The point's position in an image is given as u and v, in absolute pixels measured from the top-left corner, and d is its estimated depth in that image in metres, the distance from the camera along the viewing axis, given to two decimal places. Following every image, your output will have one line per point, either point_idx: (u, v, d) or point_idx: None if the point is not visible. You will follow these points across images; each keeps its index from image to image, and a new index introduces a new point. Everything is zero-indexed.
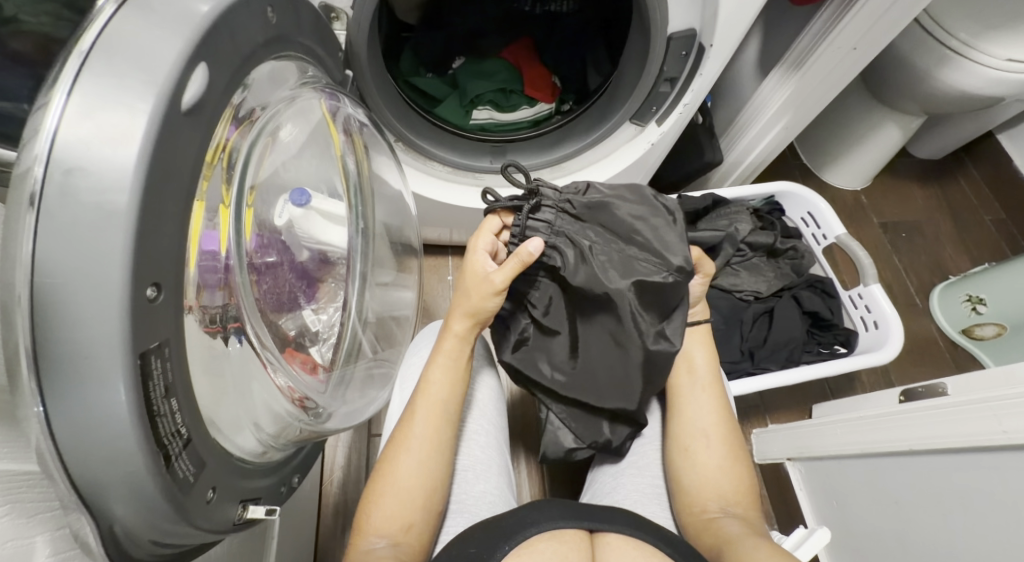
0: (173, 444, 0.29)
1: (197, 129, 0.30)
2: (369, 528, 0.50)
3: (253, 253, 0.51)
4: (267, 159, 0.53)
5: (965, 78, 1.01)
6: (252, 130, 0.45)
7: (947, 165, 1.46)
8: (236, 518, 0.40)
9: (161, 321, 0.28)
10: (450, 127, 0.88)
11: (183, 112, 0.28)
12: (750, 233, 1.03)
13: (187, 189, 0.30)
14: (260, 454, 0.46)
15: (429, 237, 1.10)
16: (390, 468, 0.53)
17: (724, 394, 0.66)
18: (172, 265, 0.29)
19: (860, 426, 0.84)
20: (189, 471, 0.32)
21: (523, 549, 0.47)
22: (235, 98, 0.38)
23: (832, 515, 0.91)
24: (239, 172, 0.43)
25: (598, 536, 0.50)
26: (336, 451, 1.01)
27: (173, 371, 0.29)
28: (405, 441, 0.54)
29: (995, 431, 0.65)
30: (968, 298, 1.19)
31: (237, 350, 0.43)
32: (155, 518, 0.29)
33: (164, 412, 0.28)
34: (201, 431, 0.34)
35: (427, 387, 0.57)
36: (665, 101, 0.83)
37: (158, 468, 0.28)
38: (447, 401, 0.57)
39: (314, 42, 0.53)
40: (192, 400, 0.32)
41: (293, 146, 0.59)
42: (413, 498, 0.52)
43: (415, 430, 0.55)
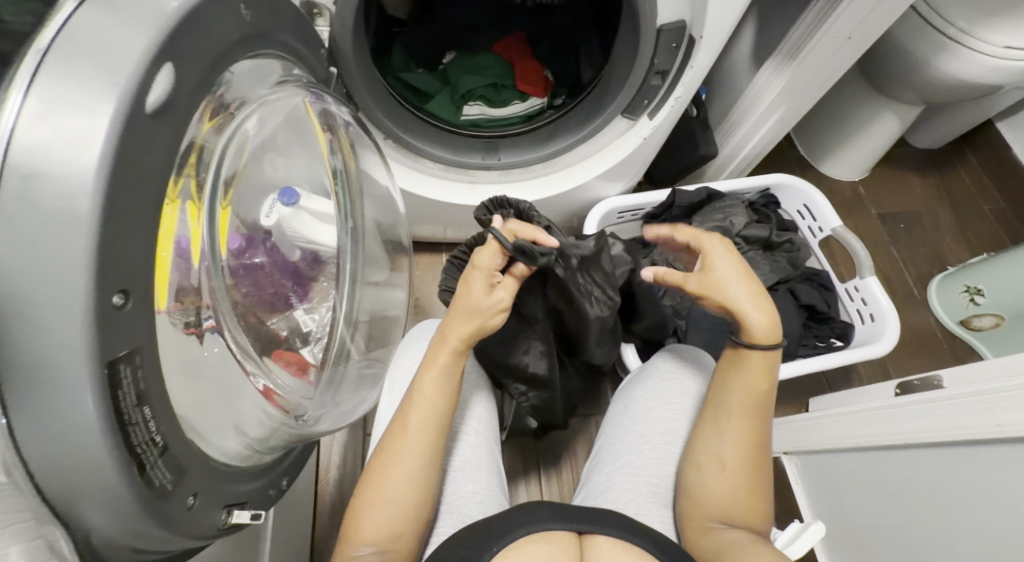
0: (148, 453, 0.29)
1: (165, 131, 0.29)
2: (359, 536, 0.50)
3: (230, 254, 0.51)
4: (247, 154, 0.52)
5: (962, 67, 1.00)
6: (227, 130, 0.44)
7: (948, 155, 1.45)
8: (221, 523, 0.40)
9: (131, 328, 0.27)
10: (441, 123, 0.87)
11: (149, 115, 0.27)
12: (745, 226, 1.02)
13: (157, 193, 0.29)
14: (245, 458, 0.46)
15: (422, 234, 1.09)
16: (382, 477, 0.53)
17: (762, 424, 0.61)
18: (141, 271, 0.28)
19: (856, 419, 0.84)
20: (168, 479, 0.31)
21: (514, 549, 0.47)
22: (207, 99, 0.38)
23: (830, 508, 0.91)
24: (214, 172, 0.42)
25: (587, 536, 0.50)
26: (331, 451, 1.01)
27: (146, 378, 0.29)
28: (399, 452, 0.53)
29: (989, 424, 0.64)
30: (966, 289, 1.18)
31: (215, 353, 0.43)
32: (135, 528, 0.29)
33: (137, 421, 0.28)
34: (179, 439, 0.33)
35: (414, 398, 0.56)
36: (657, 93, 0.82)
37: (133, 476, 0.27)
38: (437, 405, 0.56)
39: (294, 38, 0.53)
40: (169, 407, 0.32)
41: (274, 144, 0.59)
42: (400, 509, 0.51)
43: (408, 440, 0.54)
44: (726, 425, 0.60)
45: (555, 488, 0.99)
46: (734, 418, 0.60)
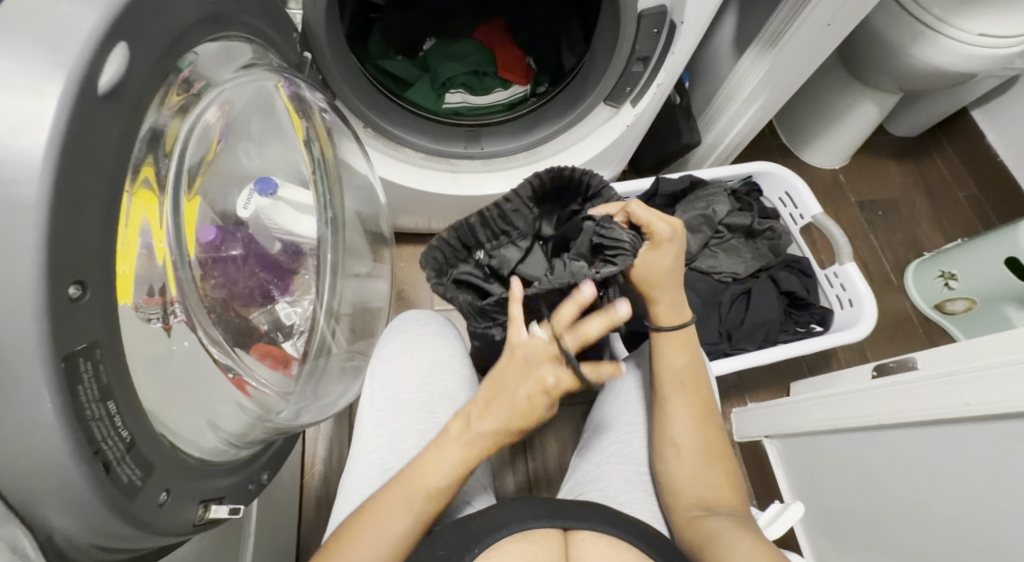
0: (113, 448, 0.29)
1: (117, 114, 0.29)
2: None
3: (200, 248, 0.49)
4: (214, 141, 0.51)
5: (937, 55, 1.01)
6: (189, 115, 0.43)
7: (925, 142, 1.47)
8: (197, 519, 0.41)
9: (88, 320, 0.27)
10: (422, 111, 0.86)
11: (100, 96, 0.27)
12: (728, 214, 1.03)
13: (111, 179, 0.29)
14: (221, 453, 0.46)
15: (405, 225, 1.08)
16: (360, 525, 0.49)
17: (703, 396, 0.62)
18: (98, 262, 0.28)
19: (833, 403, 0.86)
20: (133, 474, 0.31)
21: (493, 551, 0.48)
22: (166, 83, 0.37)
23: (809, 489, 0.93)
24: (178, 163, 0.41)
25: (572, 533, 0.51)
26: (316, 445, 1.00)
27: (108, 373, 0.29)
28: (386, 507, 0.49)
29: (958, 404, 0.66)
30: (941, 274, 1.20)
31: (185, 348, 0.42)
32: (98, 523, 0.28)
33: (100, 417, 0.28)
34: (145, 434, 0.33)
35: (422, 477, 0.50)
36: (638, 81, 0.81)
37: (96, 474, 0.27)
38: (445, 490, 0.51)
39: (262, 22, 0.51)
40: (135, 402, 0.32)
41: (242, 130, 0.57)
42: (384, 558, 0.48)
43: (413, 507, 0.49)
44: (671, 406, 0.61)
45: (541, 477, 0.99)
46: (676, 396, 0.61)
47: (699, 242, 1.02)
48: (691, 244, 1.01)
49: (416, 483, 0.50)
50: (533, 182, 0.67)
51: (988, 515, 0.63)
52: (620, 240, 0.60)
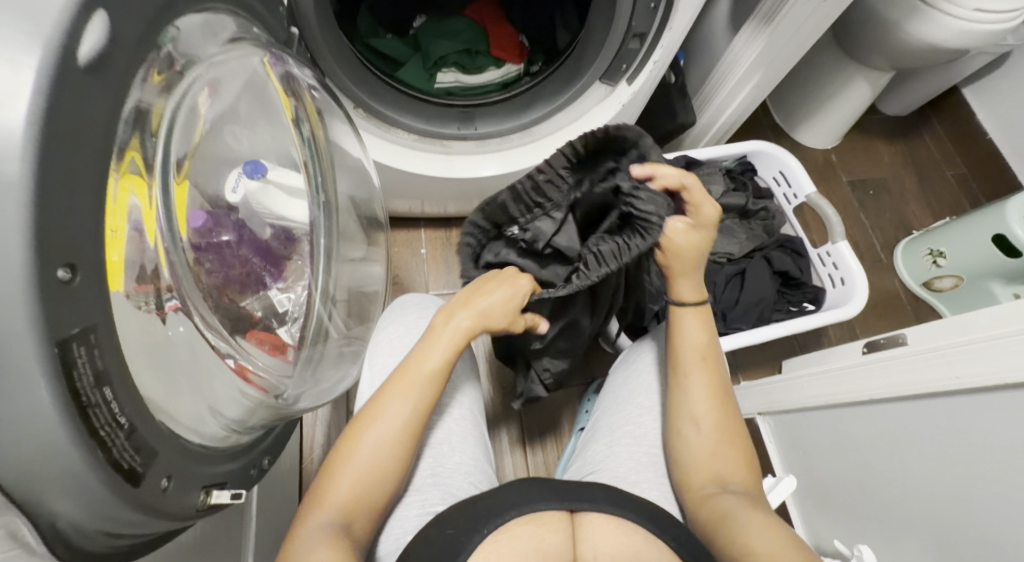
0: (113, 435, 0.28)
1: (101, 87, 0.28)
2: (339, 491, 0.51)
3: (193, 232, 0.49)
4: (202, 122, 0.49)
5: (932, 31, 1.01)
6: (175, 92, 0.42)
7: (915, 121, 1.47)
8: (201, 504, 0.41)
9: (82, 304, 0.27)
10: (413, 91, 0.85)
11: (82, 68, 0.26)
12: (722, 195, 1.02)
13: (99, 157, 0.28)
14: (222, 439, 0.45)
15: (398, 209, 1.07)
16: (354, 443, 0.54)
17: (721, 376, 0.63)
18: (88, 246, 0.27)
19: (825, 379, 0.87)
20: (133, 459, 0.31)
21: (501, 533, 0.49)
22: (149, 59, 0.35)
23: (801, 464, 0.94)
24: (165, 146, 0.40)
25: (579, 515, 0.52)
26: (314, 432, 1.00)
27: (103, 357, 0.28)
28: (373, 418, 0.55)
29: (948, 377, 0.67)
30: (929, 252, 1.21)
31: (180, 334, 0.41)
32: (100, 508, 0.28)
33: (97, 403, 0.27)
34: (145, 419, 0.33)
35: (412, 375, 0.58)
36: (635, 58, 0.80)
37: (96, 459, 0.27)
38: (425, 389, 0.58)
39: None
40: (133, 387, 0.32)
41: (231, 109, 0.56)
42: (370, 471, 0.53)
43: (406, 400, 0.56)
44: (690, 383, 0.62)
45: (539, 457, 1.00)
46: (695, 373, 0.63)
47: None
48: None
49: (406, 381, 0.57)
50: (567, 152, 0.60)
51: (976, 487, 0.65)
52: (648, 215, 0.60)
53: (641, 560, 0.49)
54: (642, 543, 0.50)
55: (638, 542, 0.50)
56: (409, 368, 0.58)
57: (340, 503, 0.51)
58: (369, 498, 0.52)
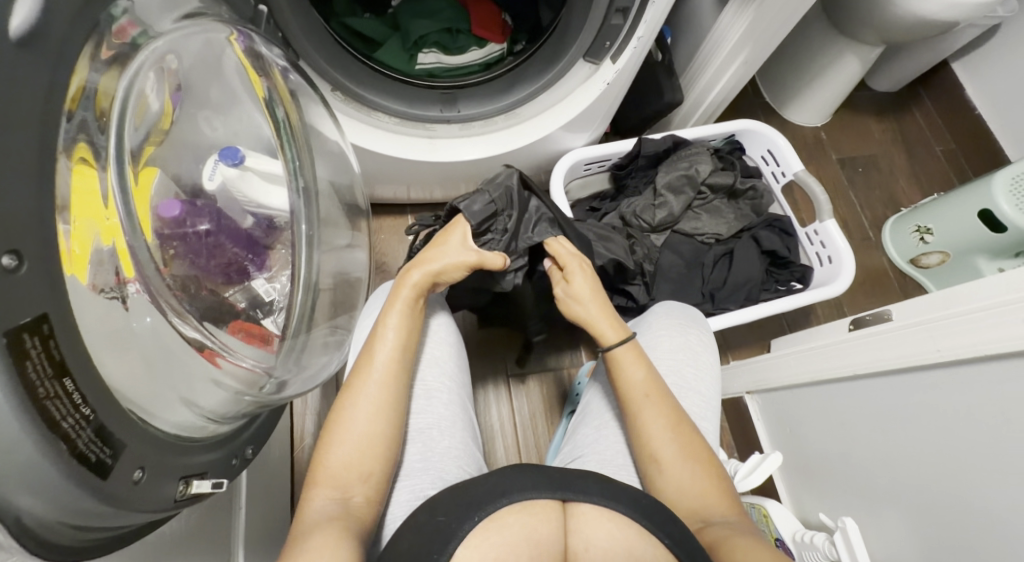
0: (74, 426, 0.29)
1: (37, 65, 0.27)
2: (332, 463, 0.54)
3: (163, 222, 0.48)
4: (165, 110, 0.49)
5: (921, 3, 1.00)
6: (129, 72, 0.40)
7: (904, 96, 1.46)
8: (179, 495, 0.41)
9: (29, 293, 0.27)
10: (393, 73, 0.83)
11: (14, 43, 0.26)
12: (710, 174, 1.02)
13: (41, 140, 0.28)
14: (198, 429, 0.45)
15: (384, 195, 1.05)
16: (345, 417, 0.57)
17: (672, 404, 0.64)
18: (33, 231, 0.27)
19: (811, 356, 0.87)
20: (100, 449, 0.31)
21: (492, 521, 0.49)
22: (95, 37, 0.34)
23: (787, 439, 0.95)
24: (118, 136, 0.39)
25: (571, 505, 0.52)
26: (305, 419, 1.00)
27: (61, 349, 0.29)
28: (357, 390, 0.58)
29: (930, 350, 0.67)
30: (916, 229, 1.21)
31: (148, 324, 0.41)
32: (64, 498, 0.29)
33: (57, 395, 0.28)
34: (110, 410, 0.33)
35: (373, 352, 0.61)
36: (618, 34, 0.78)
37: (58, 453, 0.28)
38: (398, 350, 0.61)
39: None
40: (99, 380, 0.32)
41: (192, 95, 0.54)
42: (363, 440, 0.56)
43: (373, 376, 0.59)
44: (646, 420, 0.62)
45: (529, 440, 1.00)
46: (648, 409, 0.63)
47: (682, 203, 1.02)
48: (674, 206, 1.01)
49: (369, 359, 0.60)
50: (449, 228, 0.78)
51: (954, 460, 0.66)
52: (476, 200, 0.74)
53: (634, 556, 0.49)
54: (636, 537, 0.51)
55: (633, 537, 0.50)
56: (383, 328, 0.62)
57: (335, 473, 0.54)
58: (363, 465, 0.55)
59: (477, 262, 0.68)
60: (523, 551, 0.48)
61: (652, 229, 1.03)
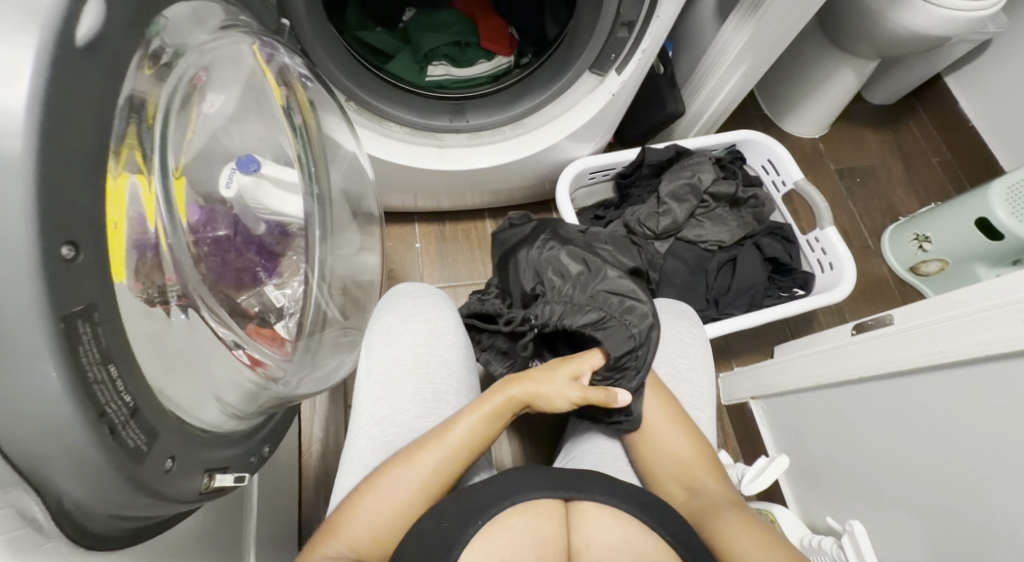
0: (118, 413, 0.30)
1: (97, 69, 0.29)
2: (355, 525, 0.52)
3: (193, 226, 0.50)
4: (197, 121, 0.51)
5: (914, 19, 1.03)
6: (167, 82, 0.42)
7: (900, 108, 1.49)
8: (203, 488, 0.42)
9: (83, 282, 0.28)
10: (404, 84, 0.86)
11: (78, 48, 0.28)
12: (713, 183, 1.05)
13: (97, 140, 0.30)
14: (223, 425, 0.46)
15: (392, 204, 1.07)
16: (383, 478, 0.55)
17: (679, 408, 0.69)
18: (88, 224, 0.29)
19: (815, 360, 0.89)
20: (138, 439, 0.32)
21: (497, 523, 0.50)
22: (141, 48, 0.36)
23: (793, 443, 0.96)
24: (159, 142, 0.41)
25: (573, 504, 0.54)
26: (313, 425, 1.01)
27: (106, 336, 0.30)
28: (410, 463, 0.56)
29: (933, 351, 0.69)
30: (915, 237, 1.24)
31: (183, 321, 0.43)
32: (102, 484, 0.30)
33: (102, 380, 0.29)
34: (147, 402, 0.34)
35: (446, 433, 0.58)
36: (623, 47, 0.81)
37: (102, 437, 0.28)
38: (464, 443, 0.58)
39: None
40: (137, 371, 0.34)
41: (228, 112, 0.58)
42: (391, 511, 0.54)
43: (433, 454, 0.57)
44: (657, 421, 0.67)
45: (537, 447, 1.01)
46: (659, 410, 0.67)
47: (685, 211, 1.03)
48: (678, 214, 1.03)
49: (439, 437, 0.58)
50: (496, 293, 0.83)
51: (961, 461, 0.67)
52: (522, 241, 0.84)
53: (636, 550, 0.50)
54: (636, 531, 0.52)
55: (634, 531, 0.52)
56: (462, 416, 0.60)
57: (354, 537, 0.52)
58: (384, 534, 0.53)
59: (580, 398, 0.64)
60: (529, 552, 0.49)
61: (656, 236, 1.05)
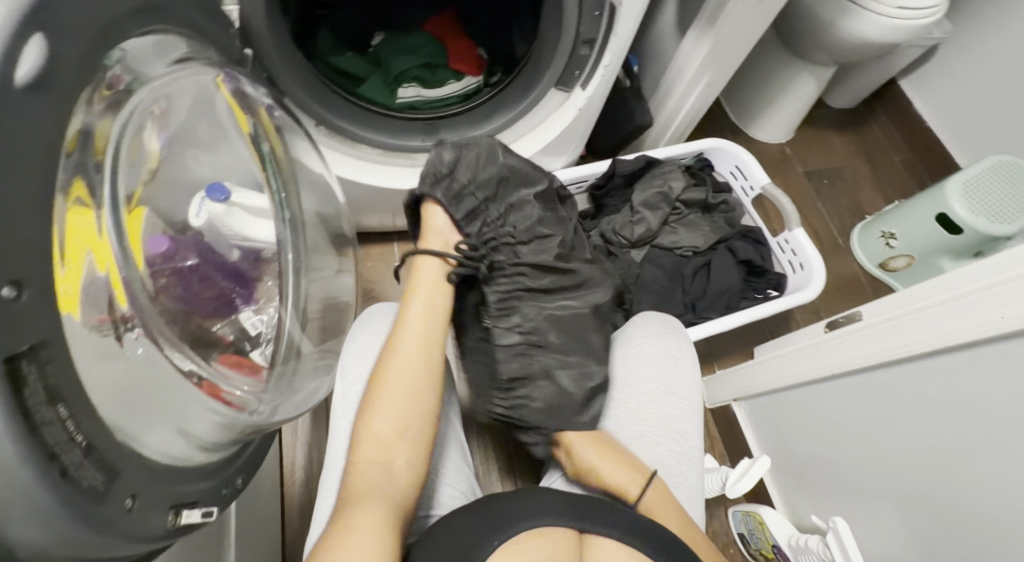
0: (69, 453, 0.29)
1: (42, 105, 0.29)
2: (377, 430, 0.57)
3: (153, 257, 0.50)
4: (155, 138, 0.51)
5: (864, 27, 1.08)
6: (120, 114, 0.42)
7: (861, 112, 1.54)
8: (170, 524, 0.40)
9: (28, 320, 0.28)
10: (375, 107, 0.87)
11: (21, 86, 0.28)
12: (684, 190, 1.08)
13: (42, 178, 0.29)
14: (189, 459, 0.45)
15: (370, 225, 1.07)
16: (378, 389, 0.60)
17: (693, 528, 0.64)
18: (33, 262, 0.29)
19: (790, 359, 0.90)
20: (94, 477, 0.31)
21: (512, 543, 0.49)
22: (93, 81, 0.36)
23: (776, 443, 0.97)
24: (111, 176, 0.41)
25: (586, 536, 0.53)
26: (296, 452, 0.99)
27: (56, 375, 0.29)
28: (388, 367, 0.61)
29: (898, 346, 0.71)
30: (882, 234, 1.27)
31: (140, 354, 0.42)
32: (59, 531, 0.28)
33: (52, 420, 0.28)
34: (103, 441, 0.33)
35: (401, 332, 0.65)
36: (586, 64, 0.82)
37: (54, 482, 0.27)
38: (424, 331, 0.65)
39: (193, 14, 0.51)
40: (91, 409, 0.33)
41: (190, 140, 0.58)
42: (400, 408, 0.58)
43: (401, 351, 0.63)
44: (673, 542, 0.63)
45: (524, 463, 1.01)
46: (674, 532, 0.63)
47: (659, 219, 1.05)
48: (652, 221, 1.05)
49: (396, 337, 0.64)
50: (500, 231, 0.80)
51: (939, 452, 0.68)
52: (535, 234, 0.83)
53: None
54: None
55: None
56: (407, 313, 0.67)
57: (380, 438, 0.56)
58: (402, 427, 0.58)
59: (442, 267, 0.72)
60: None
61: (631, 244, 1.07)
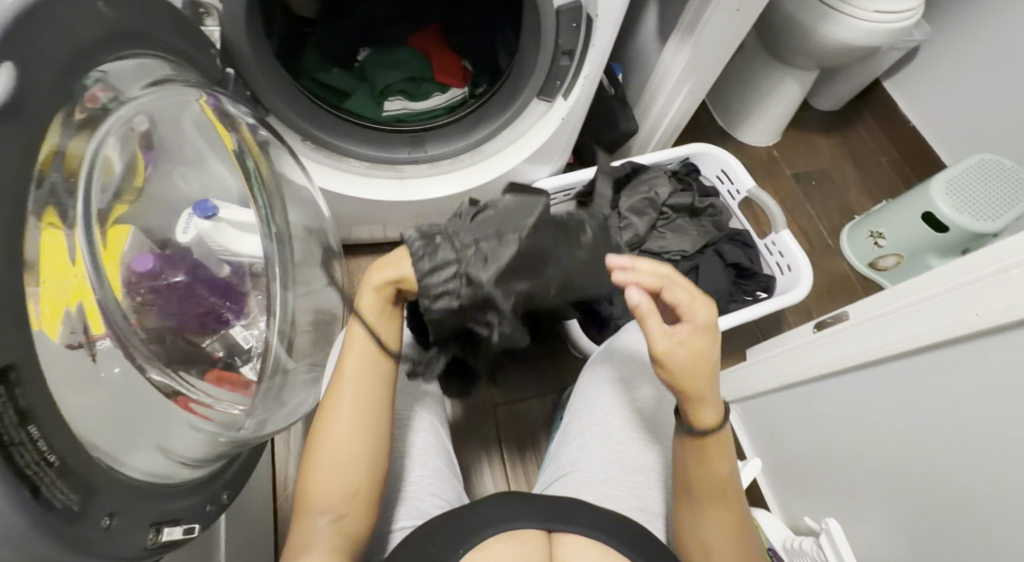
0: (41, 473, 0.29)
1: (13, 131, 0.30)
2: (319, 482, 0.57)
3: (135, 275, 0.52)
4: (138, 166, 0.53)
5: (843, 32, 1.10)
6: (98, 134, 0.43)
7: (847, 114, 1.56)
8: (151, 543, 0.40)
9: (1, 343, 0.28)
10: (362, 120, 0.88)
11: None
12: (670, 196, 1.08)
13: (14, 203, 0.30)
14: (172, 475, 0.46)
15: (360, 237, 1.08)
16: (322, 432, 0.59)
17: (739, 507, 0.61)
18: (7, 286, 0.29)
19: (781, 359, 0.92)
20: (68, 496, 0.31)
21: (479, 551, 0.50)
22: (70, 105, 0.37)
23: (770, 445, 0.97)
24: (85, 197, 0.41)
25: (556, 535, 0.53)
26: (288, 464, 0.99)
27: (28, 397, 0.30)
28: (333, 405, 0.59)
29: (881, 345, 0.73)
30: (870, 234, 1.28)
31: (116, 373, 0.43)
32: (30, 551, 0.29)
33: (22, 441, 0.29)
34: (78, 459, 0.34)
35: (345, 362, 0.61)
36: (567, 74, 0.83)
37: (27, 504, 0.28)
38: (371, 358, 0.61)
39: (173, 38, 0.52)
40: (65, 429, 0.33)
41: (171, 158, 0.59)
42: (344, 454, 0.57)
43: (345, 388, 0.60)
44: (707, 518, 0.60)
45: (519, 470, 1.01)
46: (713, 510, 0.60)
47: (646, 223, 1.06)
48: (639, 227, 1.06)
49: (341, 369, 0.60)
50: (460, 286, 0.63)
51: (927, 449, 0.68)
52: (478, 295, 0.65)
53: None
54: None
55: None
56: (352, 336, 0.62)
57: (324, 494, 0.56)
58: (346, 475, 0.57)
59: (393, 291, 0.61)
60: None
61: None
